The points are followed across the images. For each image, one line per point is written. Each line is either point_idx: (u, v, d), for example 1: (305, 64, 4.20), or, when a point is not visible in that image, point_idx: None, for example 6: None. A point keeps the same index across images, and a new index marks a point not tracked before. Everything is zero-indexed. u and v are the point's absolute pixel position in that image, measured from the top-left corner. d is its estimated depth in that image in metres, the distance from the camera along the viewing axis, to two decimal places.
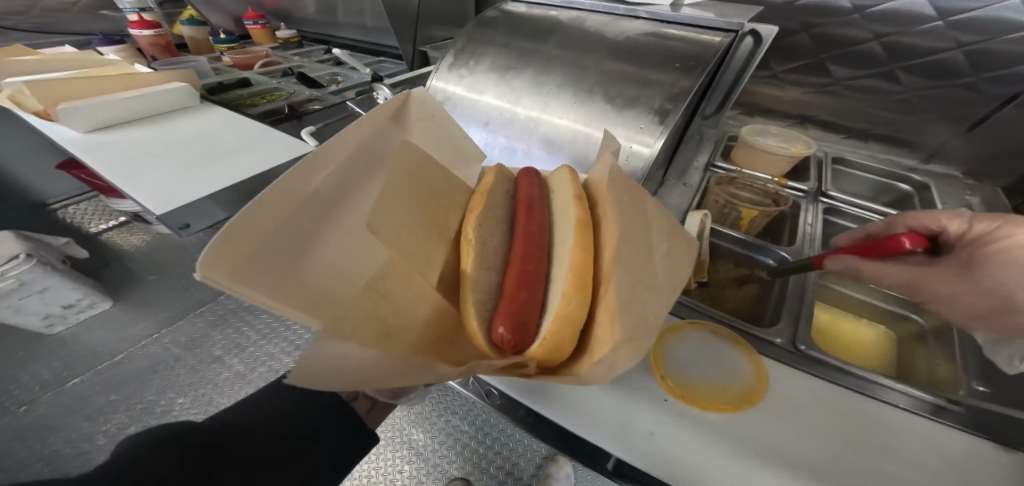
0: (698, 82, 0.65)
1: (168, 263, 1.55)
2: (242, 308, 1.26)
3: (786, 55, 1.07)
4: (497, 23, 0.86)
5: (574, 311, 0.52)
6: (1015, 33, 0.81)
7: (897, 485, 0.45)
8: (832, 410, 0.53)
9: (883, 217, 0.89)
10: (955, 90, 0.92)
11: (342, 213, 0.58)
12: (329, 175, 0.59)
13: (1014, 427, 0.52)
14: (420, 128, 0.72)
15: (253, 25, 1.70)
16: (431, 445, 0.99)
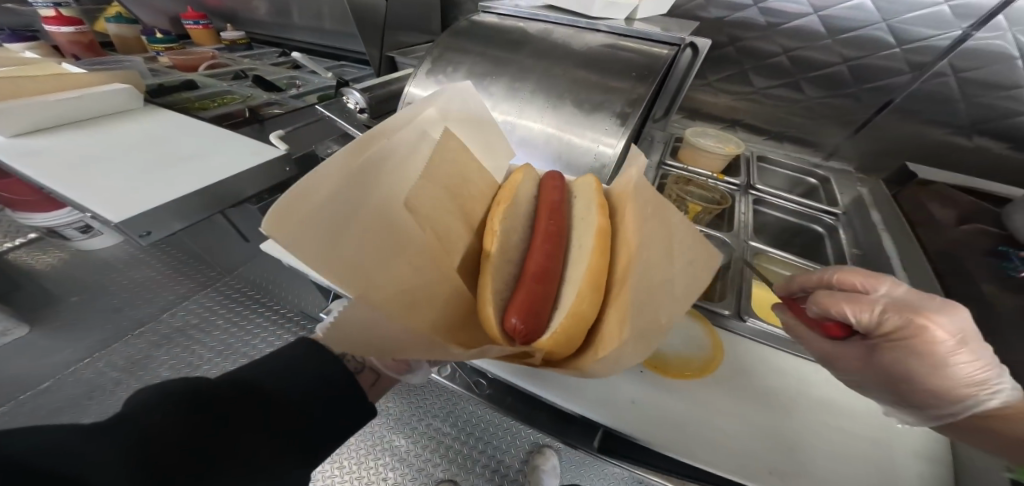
0: (652, 89, 0.74)
1: (97, 283, 1.41)
2: (187, 324, 1.29)
3: (718, 65, 1.23)
4: (468, 33, 0.91)
5: (586, 309, 0.59)
6: (885, 50, 1.01)
7: (827, 429, 0.57)
8: (777, 371, 0.65)
9: (800, 204, 1.06)
10: (845, 99, 1.13)
11: (389, 192, 0.62)
12: (381, 156, 0.63)
13: None
14: (463, 124, 0.75)
15: (194, 25, 1.60)
16: (413, 451, 1.00)
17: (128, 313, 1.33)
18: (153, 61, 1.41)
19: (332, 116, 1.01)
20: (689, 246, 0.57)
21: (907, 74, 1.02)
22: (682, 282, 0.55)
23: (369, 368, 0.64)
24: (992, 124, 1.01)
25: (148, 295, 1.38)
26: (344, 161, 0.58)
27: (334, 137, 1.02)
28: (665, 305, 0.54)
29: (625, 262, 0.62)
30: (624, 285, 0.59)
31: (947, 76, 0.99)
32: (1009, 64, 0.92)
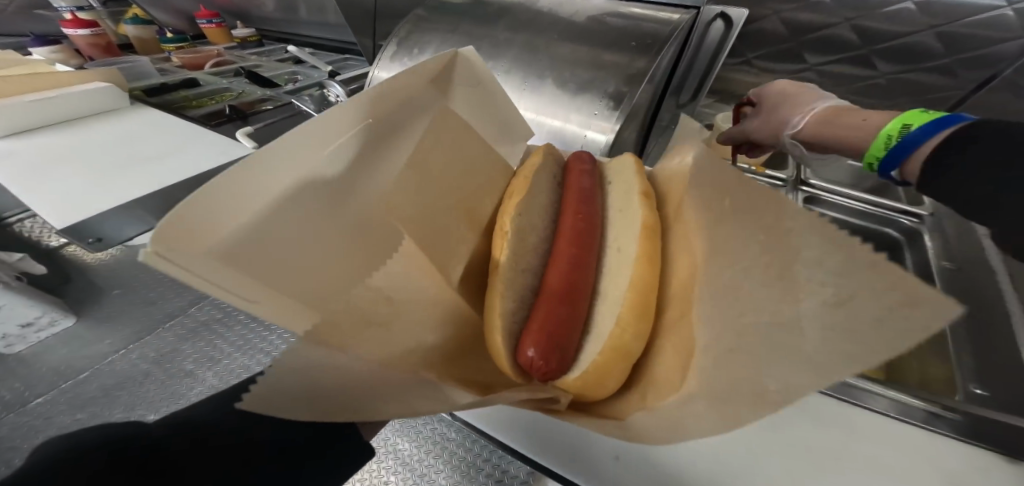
0: (654, 62, 0.61)
1: (128, 275, 0.97)
2: (215, 316, 0.83)
3: (756, 41, 1.01)
4: (447, 9, 0.80)
5: (630, 341, 0.46)
6: (977, 15, 0.77)
7: None
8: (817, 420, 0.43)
9: (871, 206, 0.84)
10: (925, 74, 0.88)
11: (370, 189, 0.49)
12: (356, 135, 0.48)
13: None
14: (471, 108, 0.63)
15: (208, 24, 1.63)
16: (413, 460, 0.61)
17: (167, 303, 0.88)
18: (165, 62, 1.44)
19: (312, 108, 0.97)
20: (823, 280, 0.31)
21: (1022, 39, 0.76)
22: (817, 331, 0.31)
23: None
24: None
25: (180, 287, 0.92)
26: (305, 142, 0.41)
27: None
28: (779, 362, 0.33)
29: (684, 279, 0.47)
30: (682, 312, 0.45)
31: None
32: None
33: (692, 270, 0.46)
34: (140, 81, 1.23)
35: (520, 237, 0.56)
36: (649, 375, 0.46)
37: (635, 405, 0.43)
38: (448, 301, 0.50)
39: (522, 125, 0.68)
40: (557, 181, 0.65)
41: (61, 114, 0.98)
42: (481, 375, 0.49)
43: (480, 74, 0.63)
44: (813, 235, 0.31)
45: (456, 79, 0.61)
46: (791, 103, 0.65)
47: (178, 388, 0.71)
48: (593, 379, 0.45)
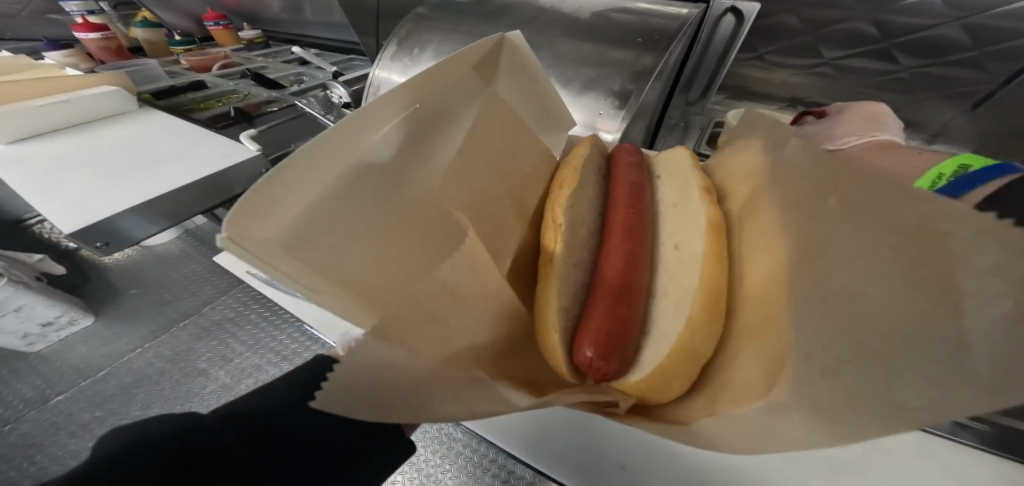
0: (661, 59, 0.60)
1: (142, 275, 0.98)
2: (227, 315, 0.81)
3: (770, 36, 0.97)
4: (447, 8, 0.78)
5: (699, 342, 0.44)
6: (1000, 8, 0.74)
7: None
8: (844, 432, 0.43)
9: None
10: (948, 67, 0.84)
11: (418, 180, 0.47)
12: (400, 126, 0.46)
13: None
14: (518, 96, 0.59)
15: (215, 26, 1.64)
16: (418, 460, 0.60)
17: (181, 303, 0.88)
18: (174, 64, 1.45)
19: (315, 111, 1.00)
20: (998, 287, 0.25)
21: None
22: (983, 347, 0.25)
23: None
24: None
25: (195, 286, 0.91)
26: (358, 134, 0.40)
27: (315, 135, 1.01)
28: (916, 376, 0.27)
29: (763, 279, 0.43)
30: (761, 314, 0.41)
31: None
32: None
33: (772, 269, 0.41)
34: (148, 84, 1.24)
35: (571, 231, 0.53)
36: (718, 380, 0.43)
37: (702, 411, 0.41)
38: (506, 297, 0.46)
39: (566, 113, 0.64)
40: (602, 172, 0.62)
41: (70, 119, 0.99)
42: (528, 372, 0.49)
43: (527, 60, 0.59)
44: (980, 232, 0.26)
45: (500, 64, 0.57)
46: (842, 130, 0.61)
47: (192, 386, 0.70)
48: (658, 381, 0.43)
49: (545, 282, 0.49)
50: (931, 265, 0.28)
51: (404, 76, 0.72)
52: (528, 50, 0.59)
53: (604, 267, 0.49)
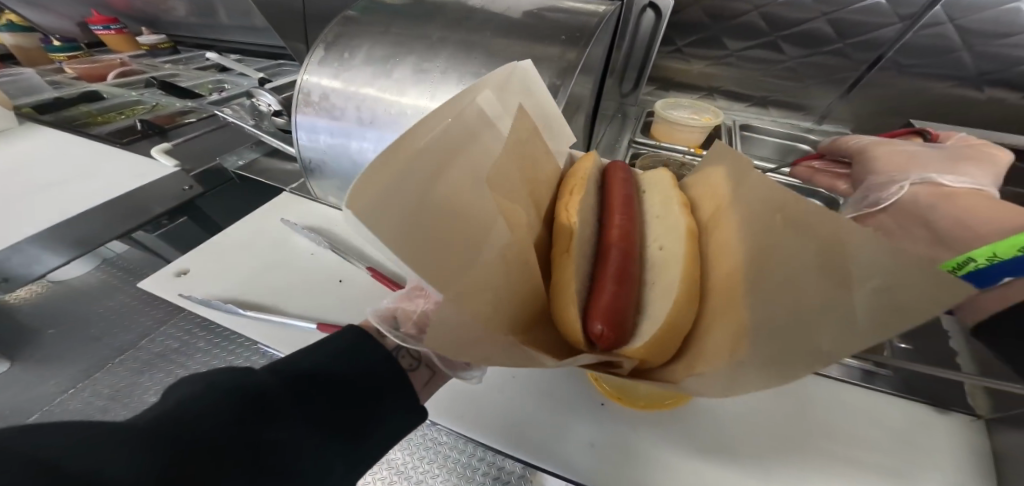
0: (583, 54, 0.63)
1: (54, 311, 0.80)
2: (172, 345, 0.69)
3: (685, 30, 1.07)
4: (377, 11, 0.77)
5: (681, 318, 0.47)
6: (859, 3, 0.88)
7: (849, 464, 0.50)
8: (808, 401, 0.57)
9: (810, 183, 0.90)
10: (827, 57, 0.98)
11: (472, 172, 0.45)
12: (461, 120, 0.44)
13: (934, 383, 0.58)
14: (540, 112, 0.58)
15: (104, 31, 1.44)
16: (407, 468, 0.60)
17: (111, 338, 0.74)
18: (57, 73, 1.26)
19: (238, 120, 0.89)
20: (878, 271, 0.32)
21: (897, 25, 0.87)
22: (864, 310, 0.32)
23: (426, 363, 0.47)
24: (1003, 73, 0.86)
25: (123, 320, 0.77)
26: (415, 151, 0.38)
27: (246, 146, 0.98)
28: (828, 331, 0.33)
29: (726, 271, 0.48)
30: (731, 294, 0.44)
31: (941, 26, 0.84)
32: (1004, 9, 0.79)
33: (741, 260, 0.45)
34: (25, 97, 1.07)
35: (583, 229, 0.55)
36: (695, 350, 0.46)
37: (680, 373, 0.44)
38: (533, 279, 0.49)
39: (568, 132, 0.64)
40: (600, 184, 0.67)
41: None
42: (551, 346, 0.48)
43: (534, 88, 0.56)
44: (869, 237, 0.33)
45: (512, 88, 0.53)
46: (955, 170, 0.61)
47: None
48: (658, 348, 0.46)
49: (565, 270, 0.50)
50: (840, 259, 0.35)
51: (336, 80, 0.69)
52: (537, 82, 0.57)
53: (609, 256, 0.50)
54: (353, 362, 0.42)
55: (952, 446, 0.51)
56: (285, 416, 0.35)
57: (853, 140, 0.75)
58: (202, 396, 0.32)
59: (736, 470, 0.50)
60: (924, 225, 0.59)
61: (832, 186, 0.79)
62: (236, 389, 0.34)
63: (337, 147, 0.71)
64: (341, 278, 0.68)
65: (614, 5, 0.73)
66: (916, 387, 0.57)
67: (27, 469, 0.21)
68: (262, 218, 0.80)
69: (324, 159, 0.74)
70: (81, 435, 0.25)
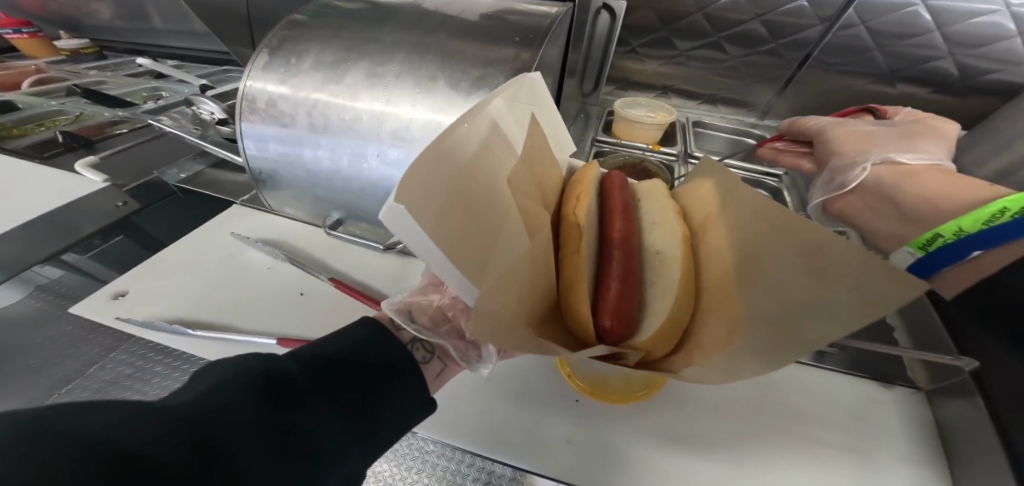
0: (537, 54, 0.62)
1: None
2: (117, 375, 0.63)
3: (637, 32, 1.11)
4: (328, 13, 0.75)
5: (678, 313, 0.50)
6: (788, 5, 0.95)
7: (805, 441, 0.54)
8: (771, 386, 0.60)
9: (759, 173, 0.96)
10: (764, 56, 1.05)
11: (498, 174, 0.44)
12: (484, 124, 0.44)
13: (875, 358, 0.64)
14: (547, 118, 0.60)
15: (16, 35, 1.31)
16: (395, 478, 0.60)
17: (53, 368, 0.67)
18: None
19: (178, 130, 0.83)
20: (852, 273, 0.35)
21: (819, 26, 0.95)
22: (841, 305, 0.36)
23: (439, 356, 0.48)
24: (911, 70, 0.95)
25: (48, 358, 0.68)
26: (451, 151, 0.38)
27: (188, 158, 0.92)
28: (818, 320, 0.36)
29: (717, 271, 0.51)
30: (724, 290, 0.47)
31: (855, 27, 0.93)
32: (906, 12, 0.88)
33: (734, 256, 0.48)
34: None
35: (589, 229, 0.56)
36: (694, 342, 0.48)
37: (682, 362, 0.46)
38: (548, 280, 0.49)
39: (570, 140, 0.67)
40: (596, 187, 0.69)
41: None
42: (564, 341, 0.49)
43: (542, 98, 0.58)
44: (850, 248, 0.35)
45: (525, 95, 0.54)
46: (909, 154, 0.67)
47: None
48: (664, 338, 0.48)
49: (575, 271, 0.50)
50: (817, 258, 0.39)
51: (283, 85, 0.66)
52: (545, 90, 0.59)
53: (610, 255, 0.51)
54: (372, 351, 0.44)
55: (897, 419, 0.56)
56: (307, 404, 0.37)
57: (817, 123, 0.81)
58: (232, 383, 0.34)
59: (701, 457, 0.52)
60: (891, 203, 0.63)
61: (795, 166, 0.85)
62: (263, 378, 0.36)
63: (289, 156, 0.68)
64: (302, 291, 0.66)
65: (566, 6, 0.75)
66: (863, 365, 0.63)
67: (83, 450, 0.23)
68: (206, 233, 0.75)
69: (276, 168, 0.71)
70: (128, 418, 0.27)
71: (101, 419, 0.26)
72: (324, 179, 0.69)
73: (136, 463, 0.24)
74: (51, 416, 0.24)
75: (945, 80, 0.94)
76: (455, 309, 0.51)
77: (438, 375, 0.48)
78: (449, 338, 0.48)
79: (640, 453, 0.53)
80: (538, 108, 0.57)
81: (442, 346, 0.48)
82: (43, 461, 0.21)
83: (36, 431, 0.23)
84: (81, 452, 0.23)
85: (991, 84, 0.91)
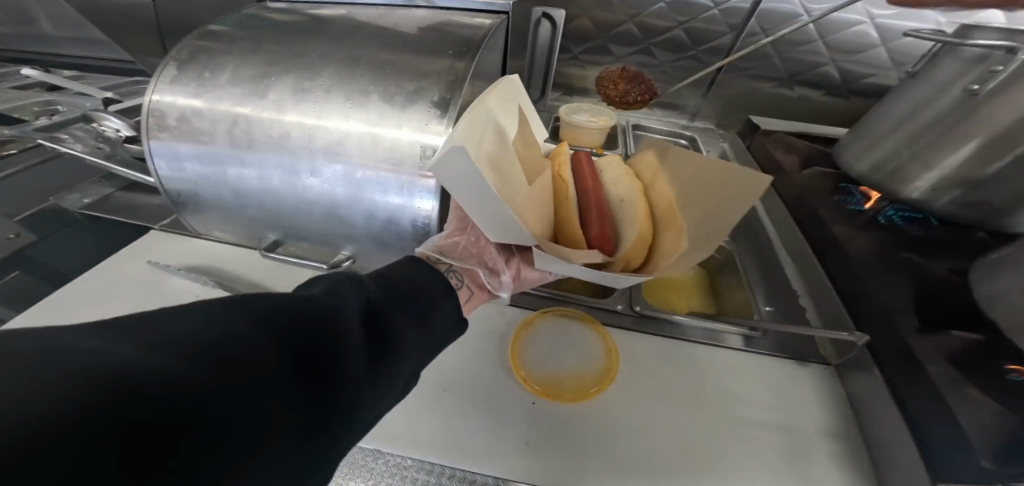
0: (471, 65, 0.62)
1: None
2: None
3: (577, 39, 1.16)
4: (251, 23, 0.71)
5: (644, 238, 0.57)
6: (706, 13, 1.03)
7: (740, 422, 0.59)
8: (711, 373, 0.65)
9: None
10: (689, 62, 1.13)
11: (497, 149, 0.54)
12: (485, 110, 0.54)
13: (794, 339, 0.71)
14: (529, 107, 0.65)
15: None
16: None
17: None
18: None
19: (77, 150, 0.75)
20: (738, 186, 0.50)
21: (730, 34, 1.05)
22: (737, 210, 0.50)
23: (468, 283, 0.53)
24: (806, 74, 1.07)
25: None
26: (460, 132, 0.47)
27: (92, 181, 0.83)
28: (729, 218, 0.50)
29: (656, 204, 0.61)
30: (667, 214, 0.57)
31: (758, 35, 1.04)
32: (795, 23, 0.99)
33: (672, 193, 0.57)
34: None
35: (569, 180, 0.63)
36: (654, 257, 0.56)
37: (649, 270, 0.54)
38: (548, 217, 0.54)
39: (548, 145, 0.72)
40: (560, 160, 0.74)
41: None
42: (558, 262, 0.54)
43: (523, 100, 0.63)
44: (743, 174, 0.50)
45: (513, 95, 0.61)
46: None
47: None
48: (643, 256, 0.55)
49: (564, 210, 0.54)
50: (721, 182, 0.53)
51: (197, 100, 0.62)
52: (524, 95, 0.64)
53: (586, 202, 0.58)
54: (411, 295, 0.45)
55: (815, 395, 0.63)
56: (395, 313, 0.43)
57: None
58: (273, 327, 0.32)
59: (654, 450, 0.55)
60: None
61: None
62: (309, 322, 0.34)
63: (209, 176, 0.64)
64: None
65: (500, 17, 0.76)
66: (784, 346, 0.69)
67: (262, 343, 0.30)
68: (117, 264, 0.68)
69: (196, 189, 0.66)
70: (161, 355, 0.25)
71: (133, 351, 0.24)
72: (253, 196, 0.64)
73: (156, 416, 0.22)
74: (80, 344, 0.23)
75: (830, 83, 1.07)
76: (478, 240, 0.54)
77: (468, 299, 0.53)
78: (473, 264, 0.53)
79: (599, 457, 0.54)
80: (524, 107, 0.64)
81: (469, 270, 0.53)
82: (48, 408, 0.19)
83: (50, 363, 0.21)
84: (90, 400, 0.20)
85: (868, 87, 1.05)
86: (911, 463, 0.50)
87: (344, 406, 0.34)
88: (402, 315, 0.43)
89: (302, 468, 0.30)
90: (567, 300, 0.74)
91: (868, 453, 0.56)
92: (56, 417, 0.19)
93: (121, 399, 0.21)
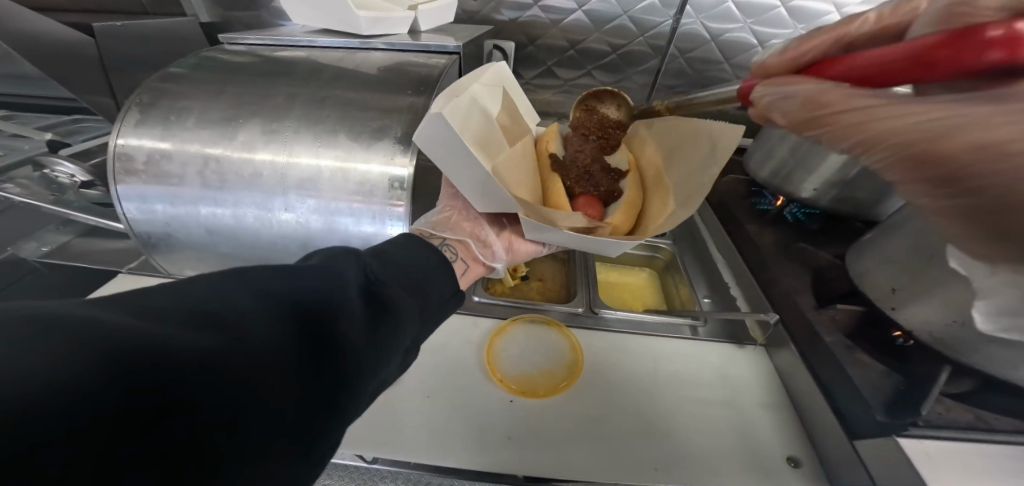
0: (430, 101, 0.69)
1: None
2: None
3: (527, 64, 1.26)
4: (213, 65, 0.74)
5: (637, 201, 0.64)
6: (635, 40, 1.17)
7: (691, 402, 0.68)
8: (665, 361, 0.74)
9: None
10: (627, 83, 1.27)
11: (488, 124, 0.60)
12: (475, 89, 0.60)
13: (730, 325, 0.82)
14: (517, 92, 0.71)
15: None
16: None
17: None
18: None
19: (30, 199, 0.76)
20: (725, 137, 0.54)
21: (656, 57, 1.19)
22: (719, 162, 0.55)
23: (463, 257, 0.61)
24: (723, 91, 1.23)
25: None
26: (456, 100, 0.54)
27: (51, 228, 0.82)
28: (701, 175, 0.56)
29: (652, 167, 0.66)
30: (660, 177, 0.64)
31: (678, 58, 1.19)
32: (706, 47, 1.15)
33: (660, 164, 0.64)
34: None
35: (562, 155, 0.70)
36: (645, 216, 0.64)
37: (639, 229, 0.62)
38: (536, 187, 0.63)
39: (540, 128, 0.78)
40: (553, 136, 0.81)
41: None
42: None
43: (510, 84, 0.69)
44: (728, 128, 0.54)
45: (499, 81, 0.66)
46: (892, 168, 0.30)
47: None
48: (629, 218, 0.62)
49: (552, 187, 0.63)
50: (706, 140, 0.58)
51: (164, 143, 0.64)
52: (512, 78, 0.69)
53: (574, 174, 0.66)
54: (405, 270, 0.49)
55: (752, 372, 0.74)
56: (391, 285, 0.45)
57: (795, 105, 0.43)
58: (274, 297, 0.33)
59: (622, 436, 0.62)
60: None
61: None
62: (309, 293, 0.36)
63: (181, 216, 0.66)
64: None
65: (453, 55, 0.84)
66: (723, 332, 0.80)
67: (266, 314, 0.31)
68: None
69: (168, 231, 0.67)
70: (169, 329, 0.26)
71: (139, 322, 0.25)
72: (226, 233, 0.67)
73: (168, 381, 0.23)
74: (86, 316, 0.24)
75: None
76: (471, 220, 0.65)
77: (465, 269, 0.61)
78: (464, 240, 0.62)
79: (574, 445, 0.60)
80: (512, 90, 0.69)
81: (462, 243, 0.61)
82: (60, 372, 0.19)
83: (59, 334, 0.21)
84: (96, 367, 0.21)
85: None
86: (832, 426, 0.61)
87: (353, 375, 0.35)
88: (399, 287, 0.46)
89: (318, 437, 0.31)
90: (535, 307, 0.82)
91: (798, 418, 0.67)
92: (70, 379, 0.19)
93: (129, 365, 0.22)
